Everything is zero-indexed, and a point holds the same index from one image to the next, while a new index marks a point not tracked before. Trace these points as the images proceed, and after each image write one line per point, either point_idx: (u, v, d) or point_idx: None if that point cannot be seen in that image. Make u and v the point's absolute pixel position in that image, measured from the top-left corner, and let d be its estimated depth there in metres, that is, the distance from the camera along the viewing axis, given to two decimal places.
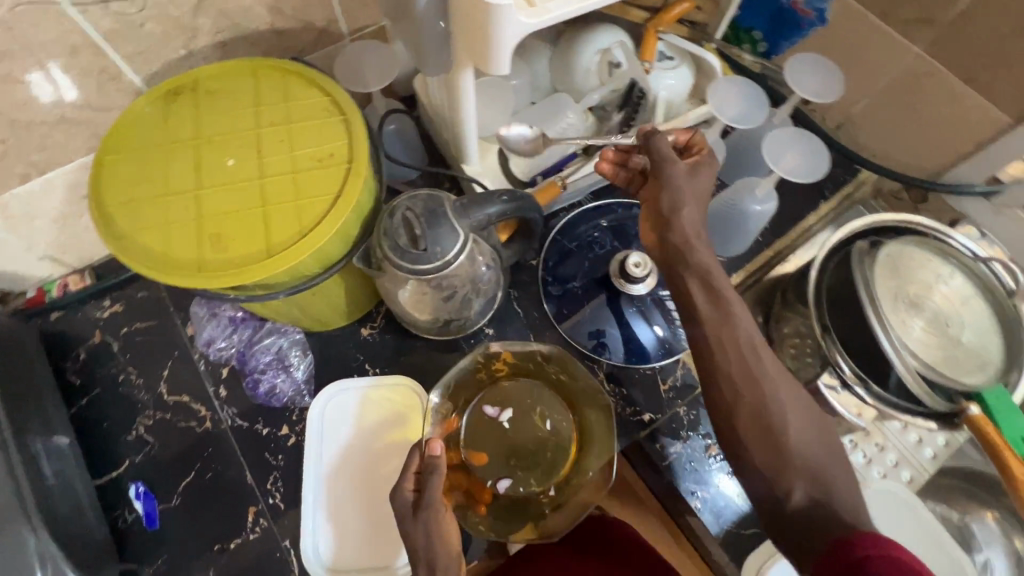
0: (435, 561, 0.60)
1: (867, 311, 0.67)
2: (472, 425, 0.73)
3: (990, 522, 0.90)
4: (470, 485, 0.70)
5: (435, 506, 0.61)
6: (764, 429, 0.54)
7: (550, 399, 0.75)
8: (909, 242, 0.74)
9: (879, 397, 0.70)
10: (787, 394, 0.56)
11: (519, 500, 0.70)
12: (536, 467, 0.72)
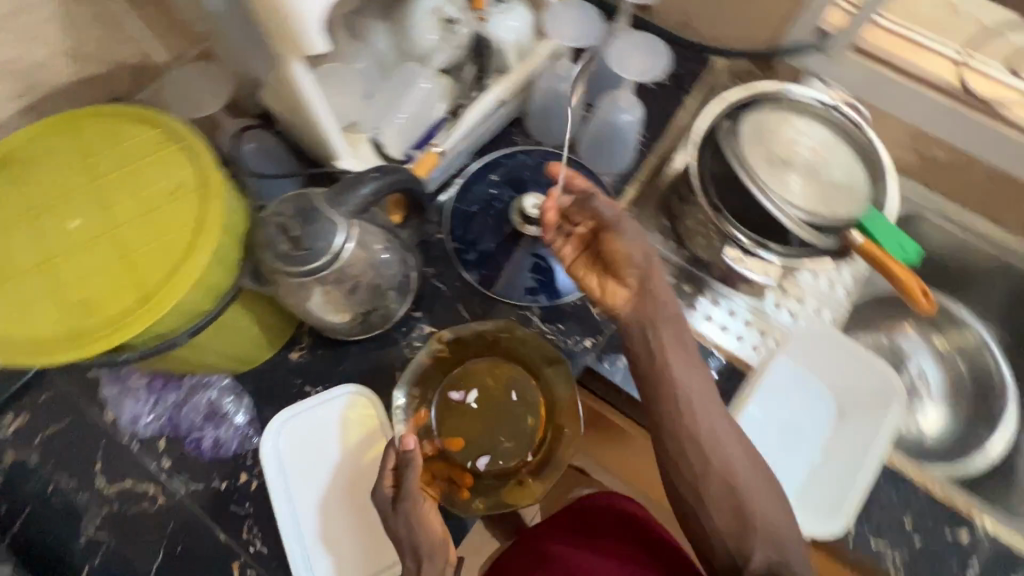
0: (421, 550, 0.62)
1: (743, 180, 0.75)
2: (442, 411, 0.74)
3: (910, 332, 1.03)
4: (452, 470, 0.71)
5: (413, 498, 0.63)
6: (730, 498, 0.61)
7: (512, 370, 0.75)
8: (767, 110, 0.81)
9: (780, 255, 0.75)
10: (738, 454, 0.63)
11: (501, 475, 0.72)
12: (512, 437, 0.73)
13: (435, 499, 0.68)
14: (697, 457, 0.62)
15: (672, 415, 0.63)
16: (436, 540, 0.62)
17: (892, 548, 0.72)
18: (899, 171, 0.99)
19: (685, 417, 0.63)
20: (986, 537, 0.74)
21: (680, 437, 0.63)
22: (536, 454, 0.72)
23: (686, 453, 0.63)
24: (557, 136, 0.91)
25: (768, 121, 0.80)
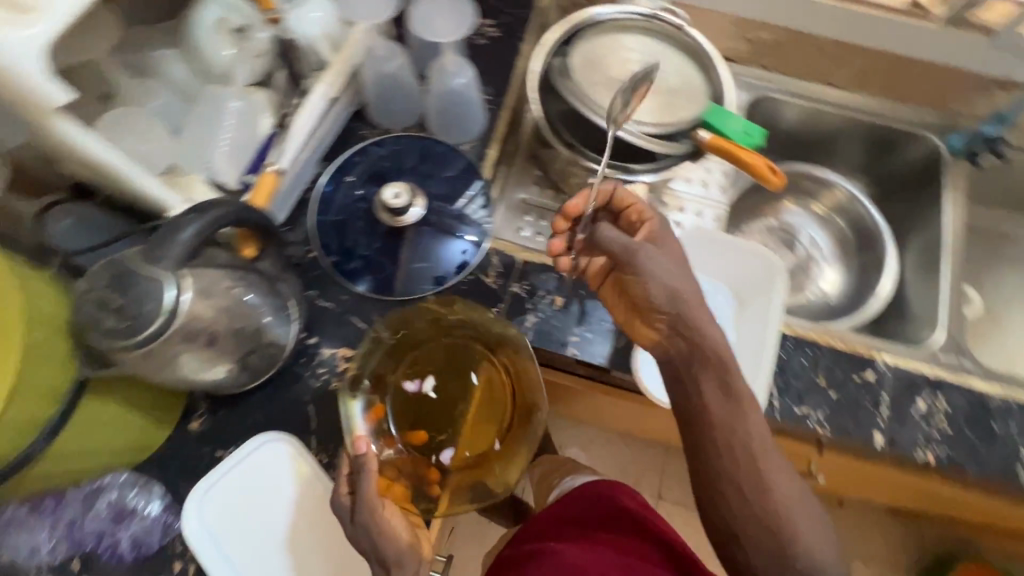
0: (386, 558, 0.58)
1: (584, 113, 0.75)
2: (403, 404, 0.72)
3: (791, 207, 1.12)
4: (418, 468, 0.70)
5: (366, 507, 0.60)
6: (778, 553, 0.55)
7: (468, 352, 0.74)
8: (591, 38, 0.81)
9: (640, 173, 0.77)
10: (780, 492, 0.56)
11: (468, 468, 0.71)
12: (476, 427, 0.72)
13: (401, 498, 0.67)
14: (741, 504, 0.56)
15: (725, 464, 0.57)
16: (402, 545, 0.59)
17: (813, 409, 0.77)
18: (737, 61, 1.03)
19: (727, 456, 0.57)
20: (888, 369, 0.79)
21: (729, 487, 0.57)
22: (504, 440, 0.71)
23: (742, 517, 0.56)
24: (402, 119, 0.88)
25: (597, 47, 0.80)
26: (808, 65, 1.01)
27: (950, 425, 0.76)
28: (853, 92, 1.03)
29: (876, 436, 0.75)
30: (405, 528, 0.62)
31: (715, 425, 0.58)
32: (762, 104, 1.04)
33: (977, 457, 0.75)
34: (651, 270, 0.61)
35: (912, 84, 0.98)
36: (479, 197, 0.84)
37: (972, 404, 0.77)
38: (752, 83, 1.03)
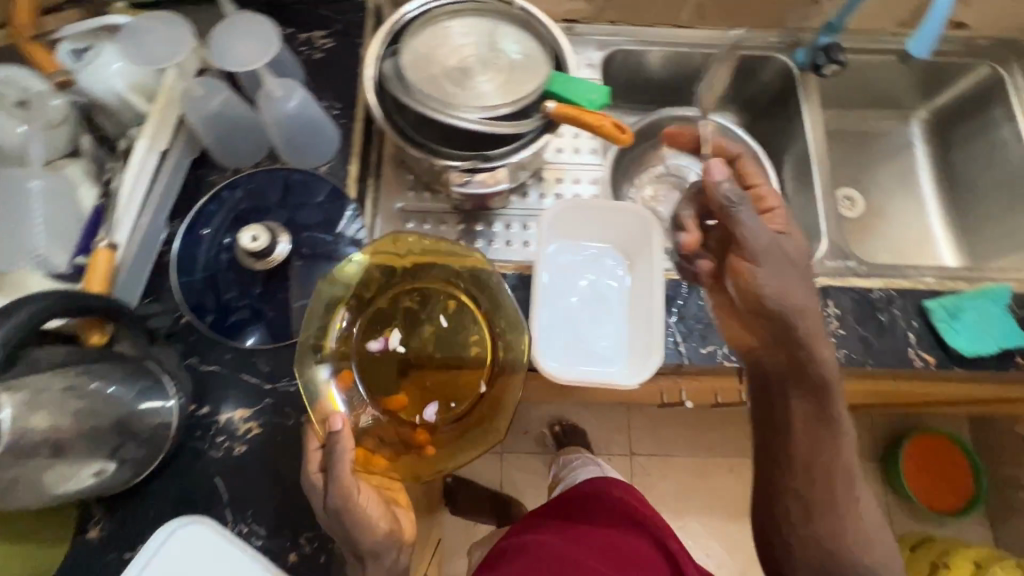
0: (360, 540, 0.62)
1: (426, 111, 0.72)
2: (374, 366, 0.74)
3: (667, 151, 1.15)
4: (401, 433, 0.71)
5: (339, 490, 0.60)
6: (825, 558, 0.71)
7: (433, 302, 0.76)
8: (419, 30, 0.78)
9: (501, 157, 0.75)
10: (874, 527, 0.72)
11: (453, 418, 0.72)
12: (453, 379, 0.74)
13: (385, 466, 0.68)
14: (801, 516, 0.72)
15: (794, 482, 0.72)
16: (378, 534, 0.63)
17: (718, 344, 0.79)
18: (583, 21, 1.02)
19: (806, 473, 0.71)
20: None
21: (803, 506, 0.72)
22: (489, 384, 0.73)
23: (792, 505, 0.72)
24: (249, 154, 0.82)
25: (423, 41, 0.77)
26: (649, 11, 1.01)
27: (842, 326, 0.80)
28: (698, 28, 1.04)
29: None
30: (380, 516, 0.64)
31: (821, 466, 0.71)
32: (617, 59, 1.04)
33: (871, 349, 0.79)
34: (764, 279, 0.69)
35: (748, 8, 1.00)
36: (350, 217, 0.81)
37: (857, 302, 0.81)
38: (602, 40, 1.03)
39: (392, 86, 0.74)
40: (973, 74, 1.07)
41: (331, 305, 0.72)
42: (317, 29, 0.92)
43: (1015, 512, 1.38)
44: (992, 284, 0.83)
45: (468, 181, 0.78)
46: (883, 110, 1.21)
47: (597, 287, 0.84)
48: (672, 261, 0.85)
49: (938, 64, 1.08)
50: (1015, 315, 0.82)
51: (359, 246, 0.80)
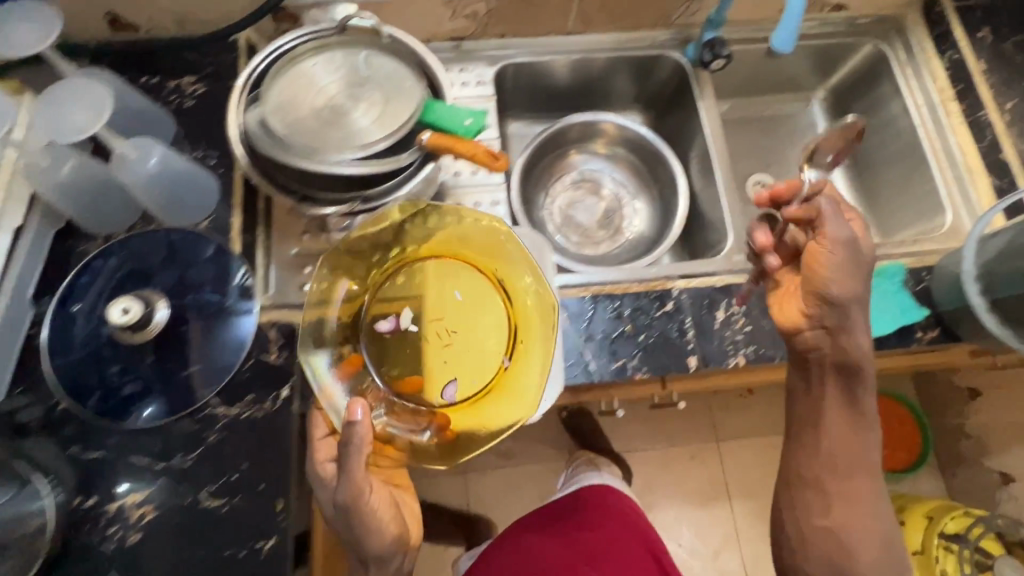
0: (365, 542, 0.63)
1: (294, 162, 0.69)
2: (386, 347, 0.77)
3: (575, 158, 1.14)
4: (418, 416, 0.72)
5: (349, 482, 0.61)
6: (833, 552, 0.73)
7: (443, 273, 0.80)
8: (283, 73, 0.74)
9: (381, 197, 0.73)
10: (884, 526, 0.73)
11: (465, 395, 0.74)
12: (460, 354, 0.77)
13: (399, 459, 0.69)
14: (821, 509, 0.74)
15: (811, 470, 0.75)
16: (386, 539, 0.64)
17: (629, 357, 0.78)
18: (470, 38, 0.99)
19: (835, 472, 0.74)
20: (683, 293, 0.81)
21: (818, 490, 0.75)
22: (510, 354, 0.76)
23: (813, 493, 0.75)
24: (122, 218, 0.78)
25: (282, 82, 0.74)
26: (534, 23, 0.98)
27: (748, 323, 0.80)
28: (586, 35, 1.02)
29: (691, 360, 0.78)
30: (387, 521, 0.65)
31: (835, 458, 0.74)
32: (510, 74, 1.03)
33: (777, 342, 0.80)
34: (835, 287, 0.68)
35: (632, 12, 0.99)
36: (236, 274, 0.78)
37: (761, 297, 0.82)
38: (492, 56, 1.01)
39: (257, 136, 0.70)
40: (859, 52, 1.10)
41: (329, 284, 0.75)
42: (187, 74, 0.88)
43: (960, 459, 1.34)
44: (887, 262, 0.84)
45: (349, 224, 0.77)
46: (783, 91, 1.22)
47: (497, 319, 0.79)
48: (578, 278, 0.84)
49: (826, 45, 1.09)
50: (914, 290, 0.83)
51: (249, 301, 0.76)
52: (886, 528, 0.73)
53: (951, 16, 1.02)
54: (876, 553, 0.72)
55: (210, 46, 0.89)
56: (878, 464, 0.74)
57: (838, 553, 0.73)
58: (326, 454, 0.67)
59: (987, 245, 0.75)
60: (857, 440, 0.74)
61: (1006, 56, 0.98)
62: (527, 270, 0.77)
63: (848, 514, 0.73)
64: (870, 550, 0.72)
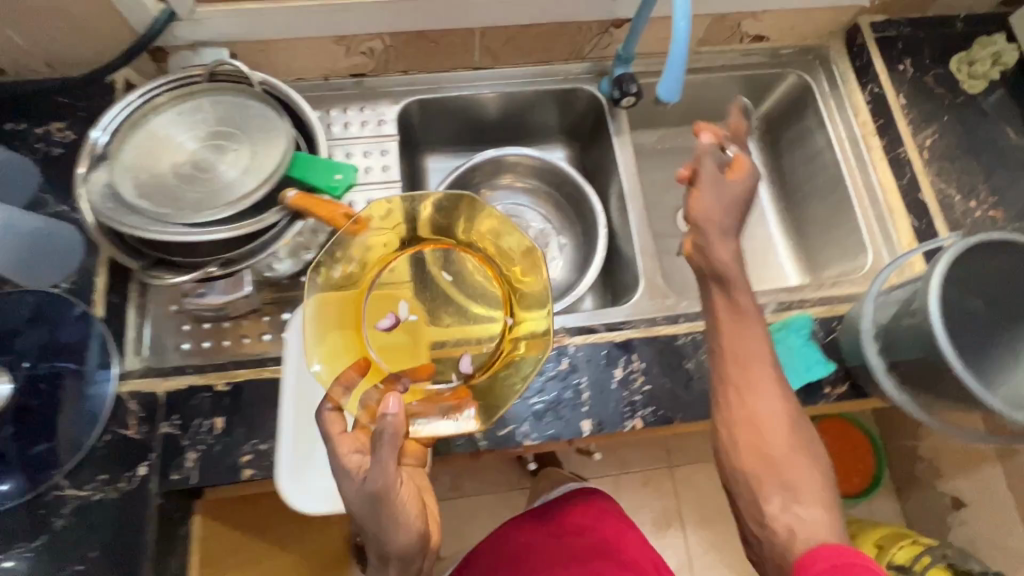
0: (388, 549, 0.55)
1: (135, 232, 0.63)
2: (383, 347, 0.71)
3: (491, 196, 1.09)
4: (439, 401, 0.66)
5: (381, 470, 0.53)
6: (766, 458, 0.60)
7: (435, 255, 0.76)
8: (138, 132, 0.69)
9: (241, 262, 0.67)
10: (799, 430, 0.61)
11: (488, 366, 0.69)
12: (470, 330, 0.74)
13: (425, 444, 0.62)
14: (736, 404, 0.62)
15: (719, 376, 0.64)
16: (412, 537, 0.54)
17: (518, 422, 0.74)
18: (370, 74, 0.94)
19: (739, 364, 0.63)
20: (579, 350, 0.77)
21: (739, 414, 0.62)
22: (513, 316, 0.72)
23: (737, 419, 0.62)
24: None
25: (133, 140, 0.69)
26: (436, 58, 0.93)
27: (647, 382, 0.76)
28: (495, 69, 0.97)
29: (585, 424, 0.74)
30: (420, 512, 0.56)
31: (734, 366, 0.63)
32: (417, 110, 0.98)
33: (677, 401, 0.76)
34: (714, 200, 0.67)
35: (540, 46, 0.94)
36: (96, 341, 0.72)
37: (662, 353, 0.78)
38: (395, 92, 0.96)
39: (99, 202, 0.64)
40: (784, 82, 1.06)
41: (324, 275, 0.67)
42: (56, 120, 0.82)
43: (914, 481, 1.26)
44: (794, 314, 0.81)
45: (206, 291, 0.78)
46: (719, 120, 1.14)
47: None
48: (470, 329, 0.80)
49: (751, 76, 1.04)
50: (822, 342, 0.79)
51: (106, 368, 0.71)
52: (806, 436, 0.61)
53: (873, 48, 0.98)
54: (810, 466, 0.59)
55: (84, 89, 0.83)
56: (777, 368, 0.64)
57: (786, 485, 0.58)
58: (353, 451, 0.57)
59: (883, 302, 0.73)
60: (747, 335, 0.64)
61: (926, 90, 0.95)
62: (509, 233, 0.70)
63: (771, 430, 0.61)
64: (807, 465, 0.59)
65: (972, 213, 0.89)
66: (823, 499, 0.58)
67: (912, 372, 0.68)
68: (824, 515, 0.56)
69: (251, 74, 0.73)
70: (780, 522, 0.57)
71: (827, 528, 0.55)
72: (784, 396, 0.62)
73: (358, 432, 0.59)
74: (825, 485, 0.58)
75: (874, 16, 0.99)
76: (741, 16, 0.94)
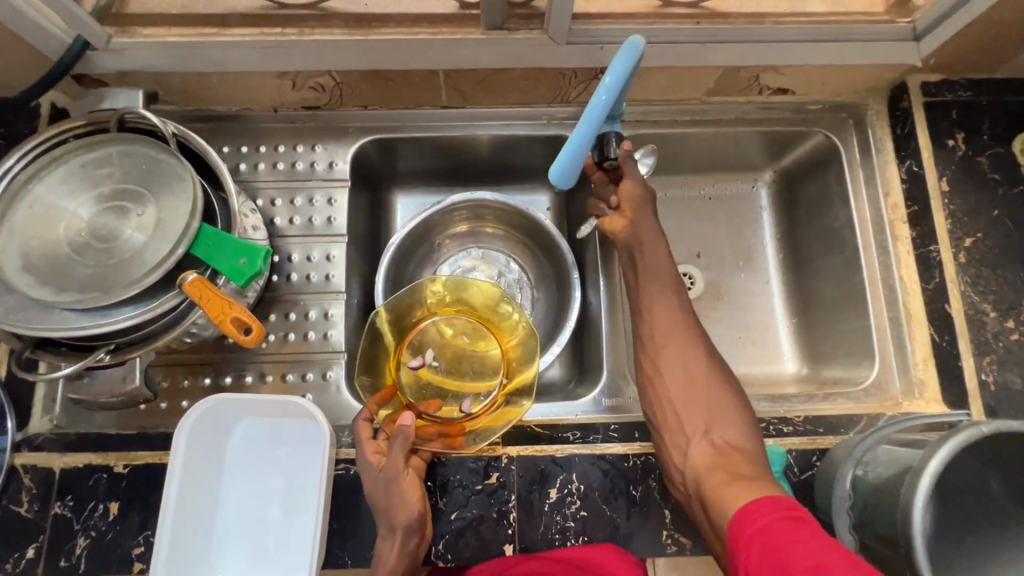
0: (394, 522, 0.62)
1: (5, 325, 0.56)
2: (406, 386, 0.77)
3: (456, 246, 0.96)
4: (439, 426, 0.72)
5: (393, 462, 0.63)
6: (705, 427, 0.65)
7: (460, 320, 0.82)
8: (35, 195, 0.62)
9: (136, 352, 0.61)
10: (733, 414, 0.66)
11: (481, 410, 0.74)
12: (472, 378, 0.79)
13: (428, 457, 0.69)
14: (667, 369, 0.69)
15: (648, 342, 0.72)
16: (412, 517, 0.62)
17: (435, 539, 0.68)
18: (326, 107, 0.84)
19: (661, 329, 0.72)
20: (513, 462, 0.70)
21: (665, 357, 0.70)
22: (507, 376, 0.77)
23: (662, 363, 0.70)
24: None
25: (26, 206, 0.62)
26: (398, 95, 0.81)
27: (585, 508, 0.69)
28: (467, 109, 0.85)
29: (508, 548, 0.68)
30: (419, 493, 0.65)
31: (654, 316, 0.73)
32: (378, 150, 0.87)
33: (613, 534, 0.68)
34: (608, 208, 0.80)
35: (518, 88, 0.81)
36: None
37: (606, 475, 0.70)
38: (351, 129, 0.85)
39: None
40: (807, 142, 0.89)
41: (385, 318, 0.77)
42: None
43: None
44: (767, 446, 0.71)
45: (89, 379, 0.64)
46: (732, 170, 0.97)
47: (261, 483, 0.67)
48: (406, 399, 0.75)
49: (769, 132, 0.88)
50: (794, 480, 0.70)
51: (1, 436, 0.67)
52: (722, 376, 0.69)
53: (919, 114, 0.82)
54: (727, 401, 0.67)
55: (7, 115, 0.76)
56: (692, 319, 0.73)
57: (707, 419, 0.66)
58: (374, 450, 0.66)
59: (879, 456, 0.61)
60: (663, 291, 0.74)
61: (977, 175, 0.79)
62: (513, 310, 0.80)
63: (693, 373, 0.69)
64: (723, 399, 0.67)
65: (1005, 336, 0.75)
66: (738, 429, 0.65)
67: (888, 551, 0.56)
68: (739, 442, 0.63)
69: (161, 125, 0.64)
70: (699, 449, 0.64)
71: (740, 454, 0.62)
72: (711, 374, 0.69)
73: (380, 440, 0.68)
74: (738, 415, 0.66)
75: (927, 75, 0.82)
76: (760, 69, 0.78)
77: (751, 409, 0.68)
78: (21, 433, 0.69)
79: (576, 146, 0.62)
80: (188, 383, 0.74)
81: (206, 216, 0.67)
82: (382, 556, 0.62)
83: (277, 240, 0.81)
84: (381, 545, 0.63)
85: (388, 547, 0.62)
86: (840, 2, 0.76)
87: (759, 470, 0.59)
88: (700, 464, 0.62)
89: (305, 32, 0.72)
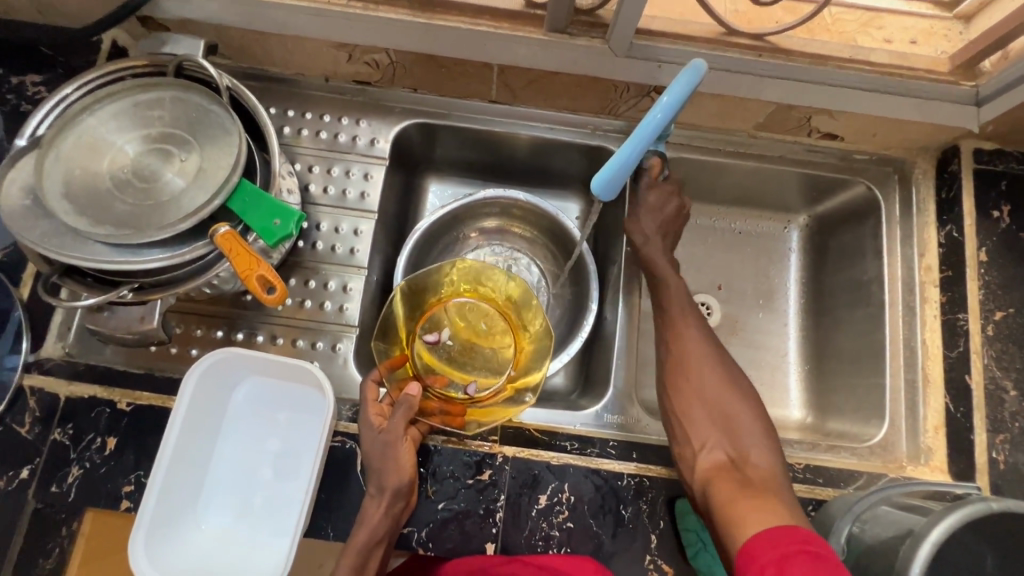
0: (385, 481, 0.63)
1: (33, 247, 0.57)
2: (419, 357, 0.78)
3: (475, 244, 0.95)
4: (443, 404, 0.73)
5: (394, 430, 0.64)
6: (720, 436, 0.65)
7: (472, 313, 0.83)
8: (86, 123, 0.63)
9: (157, 292, 0.62)
10: (746, 425, 0.65)
11: (486, 400, 0.75)
12: (481, 363, 0.80)
13: (428, 429, 0.70)
14: (682, 376, 0.69)
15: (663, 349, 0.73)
16: (394, 504, 0.63)
17: (417, 526, 0.68)
18: (377, 84, 0.84)
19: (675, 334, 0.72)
20: (506, 463, 0.70)
21: (677, 369, 0.70)
22: (517, 368, 0.78)
23: (675, 372, 0.70)
24: None
25: (75, 133, 0.63)
26: (451, 83, 0.82)
27: (572, 520, 0.69)
28: (514, 106, 0.85)
29: (489, 547, 0.68)
30: (413, 461, 0.65)
31: (668, 327, 0.73)
32: (421, 134, 0.87)
33: (595, 552, 0.68)
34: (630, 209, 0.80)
35: (569, 93, 0.81)
36: (12, 327, 0.69)
37: (598, 491, 0.70)
38: (398, 109, 0.85)
39: (21, 204, 0.59)
40: (847, 190, 0.88)
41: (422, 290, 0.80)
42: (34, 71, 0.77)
43: None
44: None
45: (108, 314, 0.65)
46: (766, 207, 0.96)
47: (262, 440, 0.69)
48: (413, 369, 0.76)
49: (811, 174, 0.88)
50: None
51: (15, 355, 0.69)
52: (736, 385, 0.68)
53: (967, 180, 0.81)
54: (740, 411, 0.66)
55: (68, 44, 0.77)
56: (705, 327, 0.73)
57: (721, 430, 0.65)
58: (377, 413, 0.67)
59: (878, 516, 0.61)
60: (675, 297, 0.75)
61: (1016, 251, 0.78)
62: (534, 311, 0.81)
63: (706, 382, 0.68)
64: (738, 410, 0.66)
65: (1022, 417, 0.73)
66: (752, 443, 0.64)
67: None
68: (749, 453, 0.63)
69: (217, 77, 0.65)
70: (709, 458, 0.63)
71: (751, 467, 0.61)
72: (722, 385, 0.68)
73: (384, 404, 0.69)
74: (754, 425, 0.65)
75: (981, 142, 0.81)
76: (813, 111, 0.78)
77: (771, 423, 0.66)
78: (33, 355, 0.70)
79: (626, 161, 0.62)
80: (201, 332, 0.74)
81: (246, 172, 0.68)
82: (367, 515, 0.62)
83: (308, 206, 0.81)
84: (366, 503, 0.63)
85: (373, 506, 0.62)
86: (904, 56, 0.75)
87: (767, 481, 0.59)
88: (709, 474, 0.61)
89: (370, 7, 0.72)
